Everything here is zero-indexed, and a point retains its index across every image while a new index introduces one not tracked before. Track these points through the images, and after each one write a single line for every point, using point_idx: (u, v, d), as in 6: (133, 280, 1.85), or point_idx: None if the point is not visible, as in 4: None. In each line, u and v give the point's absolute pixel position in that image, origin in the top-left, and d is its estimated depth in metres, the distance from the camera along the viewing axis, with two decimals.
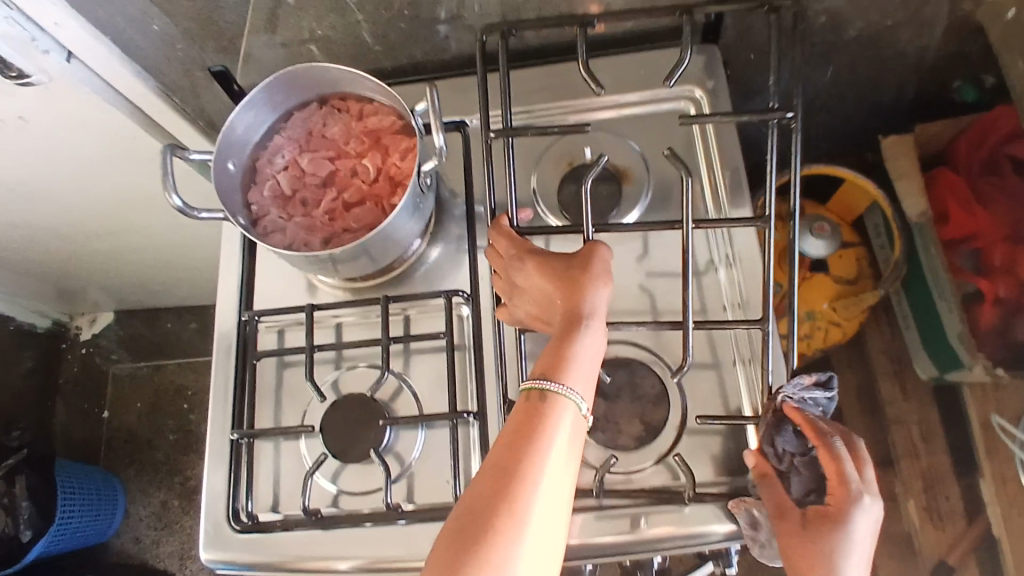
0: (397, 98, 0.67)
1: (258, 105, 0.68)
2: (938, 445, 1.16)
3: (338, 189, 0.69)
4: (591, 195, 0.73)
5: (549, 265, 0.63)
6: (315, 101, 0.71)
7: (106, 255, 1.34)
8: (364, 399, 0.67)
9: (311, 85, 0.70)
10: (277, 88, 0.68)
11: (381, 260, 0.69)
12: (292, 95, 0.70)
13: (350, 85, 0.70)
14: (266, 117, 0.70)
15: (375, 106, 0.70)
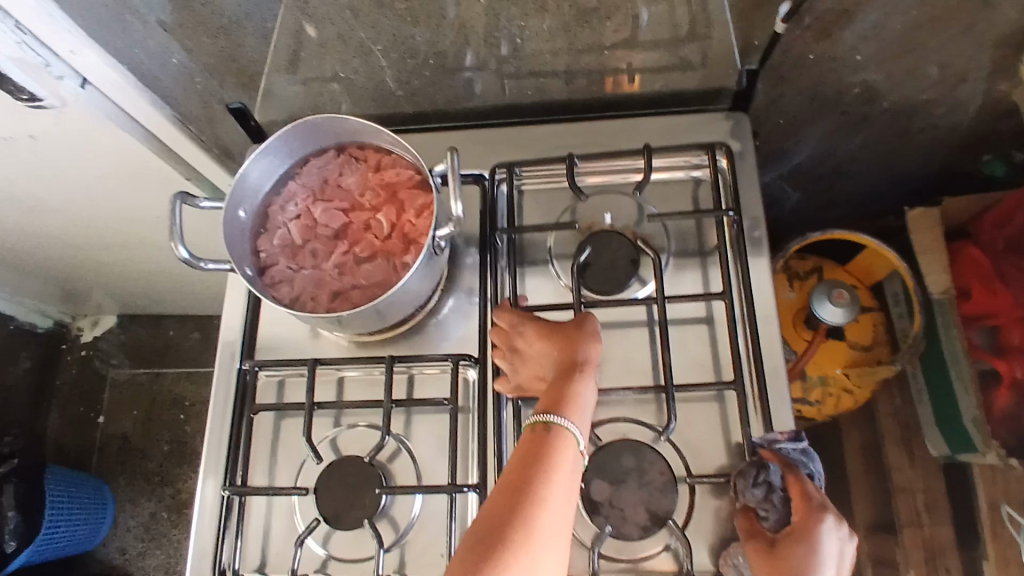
0: (416, 154, 0.66)
1: (275, 152, 0.66)
2: (943, 518, 1.13)
3: (349, 242, 0.67)
4: (609, 261, 0.70)
5: (549, 326, 0.64)
6: (333, 148, 0.70)
7: (113, 263, 1.33)
8: (361, 462, 0.64)
9: (330, 134, 0.68)
10: (295, 136, 0.66)
11: (390, 319, 0.67)
12: (310, 142, 0.68)
13: (369, 135, 0.69)
14: (282, 163, 0.68)
15: (394, 158, 0.68)
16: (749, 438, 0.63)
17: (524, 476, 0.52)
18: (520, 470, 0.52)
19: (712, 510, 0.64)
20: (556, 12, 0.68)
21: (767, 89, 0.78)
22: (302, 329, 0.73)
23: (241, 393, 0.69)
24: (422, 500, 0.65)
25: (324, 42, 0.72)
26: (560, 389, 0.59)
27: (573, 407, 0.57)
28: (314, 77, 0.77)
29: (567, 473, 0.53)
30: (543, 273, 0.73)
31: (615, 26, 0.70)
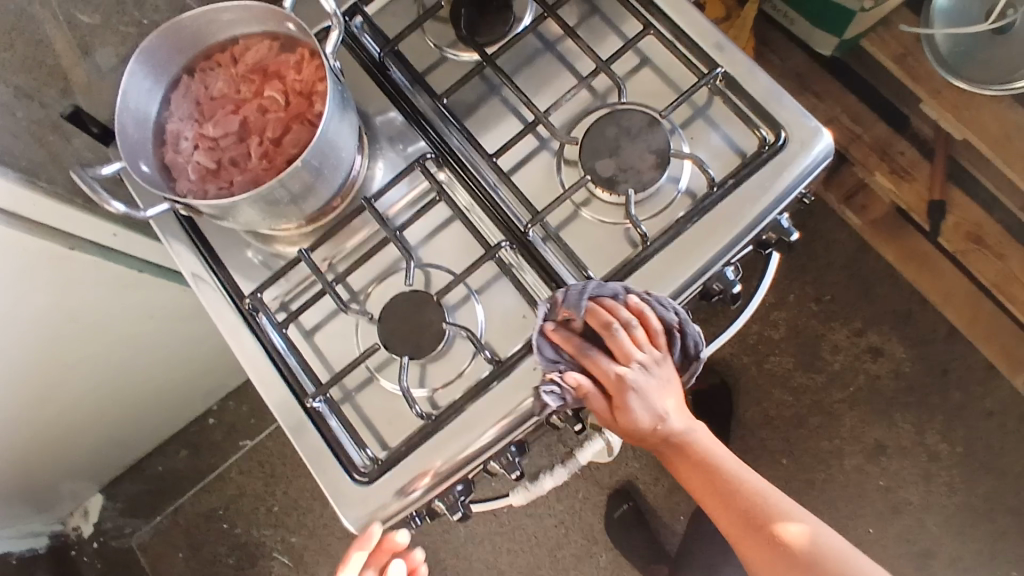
0: (261, 14, 0.65)
1: (133, 98, 0.64)
2: (869, 118, 1.21)
3: (257, 133, 0.65)
4: (485, 13, 0.72)
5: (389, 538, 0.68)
6: (183, 74, 0.67)
7: (64, 434, 1.23)
8: (405, 294, 0.66)
9: (171, 57, 0.66)
10: (141, 71, 0.64)
11: (339, 170, 0.66)
12: (160, 77, 0.66)
13: (207, 37, 0.67)
14: (147, 111, 0.66)
15: (243, 43, 0.67)
16: (741, 61, 0.67)
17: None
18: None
19: (702, 128, 0.67)
20: None
21: None
22: (270, 256, 0.72)
23: (260, 331, 0.69)
24: (478, 294, 0.67)
25: None
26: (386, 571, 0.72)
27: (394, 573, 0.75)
28: (121, 45, 0.75)
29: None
30: (446, 67, 0.73)
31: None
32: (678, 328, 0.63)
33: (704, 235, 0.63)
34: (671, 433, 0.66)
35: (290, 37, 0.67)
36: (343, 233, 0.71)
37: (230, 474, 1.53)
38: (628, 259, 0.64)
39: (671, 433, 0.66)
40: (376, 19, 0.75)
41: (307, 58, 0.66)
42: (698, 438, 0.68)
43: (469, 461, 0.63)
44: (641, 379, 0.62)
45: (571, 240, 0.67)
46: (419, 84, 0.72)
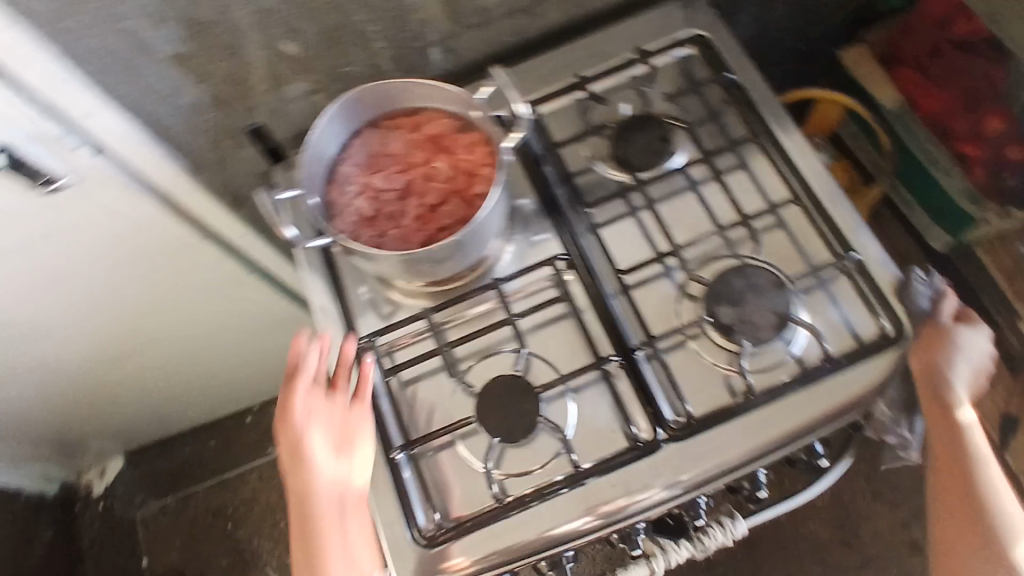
0: (452, 94, 0.71)
1: (321, 138, 0.70)
2: None
3: (417, 196, 0.71)
4: (645, 142, 0.77)
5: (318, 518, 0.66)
6: (367, 126, 0.74)
7: (115, 393, 1.29)
8: (509, 378, 0.68)
9: (362, 109, 0.72)
10: (335, 117, 0.70)
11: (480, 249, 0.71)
12: (348, 124, 0.72)
13: (397, 99, 0.73)
14: (328, 150, 0.72)
15: (427, 113, 0.73)
16: (877, 249, 0.71)
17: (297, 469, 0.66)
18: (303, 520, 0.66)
19: (824, 300, 0.70)
20: None
21: None
22: (389, 304, 0.76)
23: (365, 371, 0.72)
24: (573, 395, 0.69)
25: (319, 51, 0.77)
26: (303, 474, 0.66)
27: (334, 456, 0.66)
28: (316, 83, 0.80)
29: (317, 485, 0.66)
30: (593, 176, 0.78)
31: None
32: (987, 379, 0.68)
33: (804, 405, 0.65)
34: (955, 412, 0.66)
35: (469, 119, 0.73)
36: (464, 300, 0.75)
37: (250, 476, 1.55)
38: (726, 408, 0.66)
39: (957, 406, 0.66)
40: (545, 117, 0.81)
41: (480, 142, 0.71)
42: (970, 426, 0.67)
43: (527, 555, 0.64)
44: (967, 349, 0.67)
45: (676, 370, 0.69)
46: (569, 187, 0.77)
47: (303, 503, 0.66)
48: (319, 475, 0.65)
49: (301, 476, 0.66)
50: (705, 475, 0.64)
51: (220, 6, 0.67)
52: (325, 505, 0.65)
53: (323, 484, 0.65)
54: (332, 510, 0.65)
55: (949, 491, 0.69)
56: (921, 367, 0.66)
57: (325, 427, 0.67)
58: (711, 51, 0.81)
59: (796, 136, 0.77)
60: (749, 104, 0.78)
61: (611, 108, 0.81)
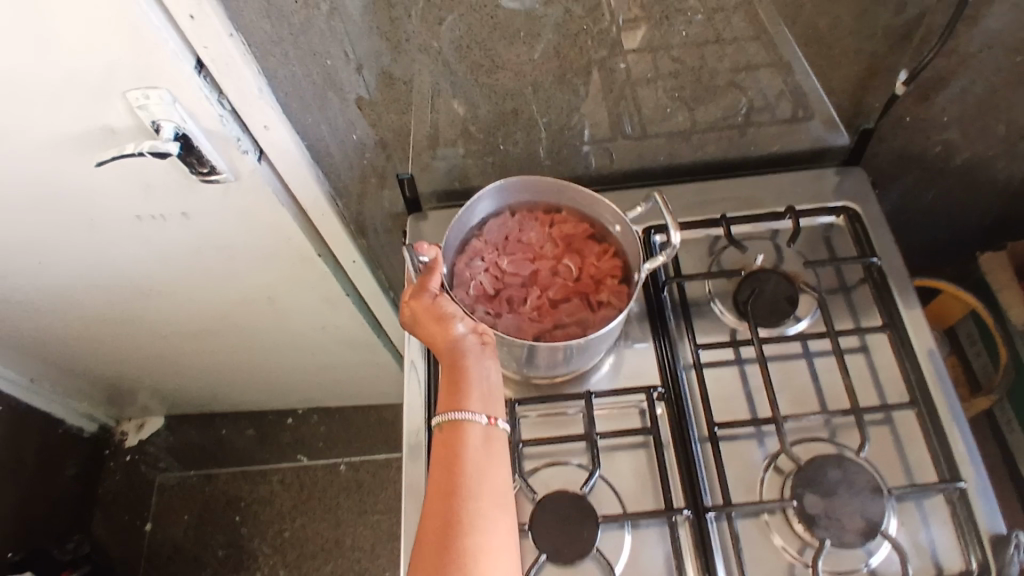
0: (598, 204, 0.73)
1: (466, 209, 0.72)
2: None
3: (540, 287, 0.72)
4: (771, 298, 0.76)
5: (427, 316, 0.65)
6: (506, 211, 0.76)
7: (181, 360, 1.33)
8: (574, 496, 0.67)
9: (507, 194, 0.75)
10: (484, 195, 0.73)
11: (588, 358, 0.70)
12: (491, 203, 0.75)
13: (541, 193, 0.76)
14: (466, 223, 0.74)
15: (565, 214, 0.76)
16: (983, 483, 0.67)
17: (449, 472, 0.56)
18: (441, 500, 0.55)
19: (916, 518, 0.67)
20: (690, 88, 0.77)
21: (877, 140, 0.89)
22: None
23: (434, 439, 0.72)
24: (631, 529, 0.67)
25: (486, 126, 0.80)
26: (457, 375, 0.62)
27: (470, 391, 0.61)
28: (471, 151, 0.84)
29: (487, 474, 0.57)
30: (708, 316, 0.78)
31: (773, 76, 0.77)
32: None
33: None
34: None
35: (605, 230, 0.74)
36: (547, 401, 0.74)
37: (271, 477, 1.56)
38: None
39: None
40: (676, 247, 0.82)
41: (612, 254, 0.73)
42: None
43: None
44: None
45: (743, 542, 0.66)
46: (684, 320, 0.77)
47: (457, 390, 0.61)
48: (475, 367, 0.62)
49: (457, 370, 0.62)
50: None
51: (417, 64, 0.71)
52: (481, 388, 0.61)
53: (479, 377, 0.62)
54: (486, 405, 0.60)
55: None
56: None
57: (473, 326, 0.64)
58: (859, 229, 0.81)
59: (924, 338, 0.75)
60: (885, 292, 0.77)
61: (745, 255, 0.81)
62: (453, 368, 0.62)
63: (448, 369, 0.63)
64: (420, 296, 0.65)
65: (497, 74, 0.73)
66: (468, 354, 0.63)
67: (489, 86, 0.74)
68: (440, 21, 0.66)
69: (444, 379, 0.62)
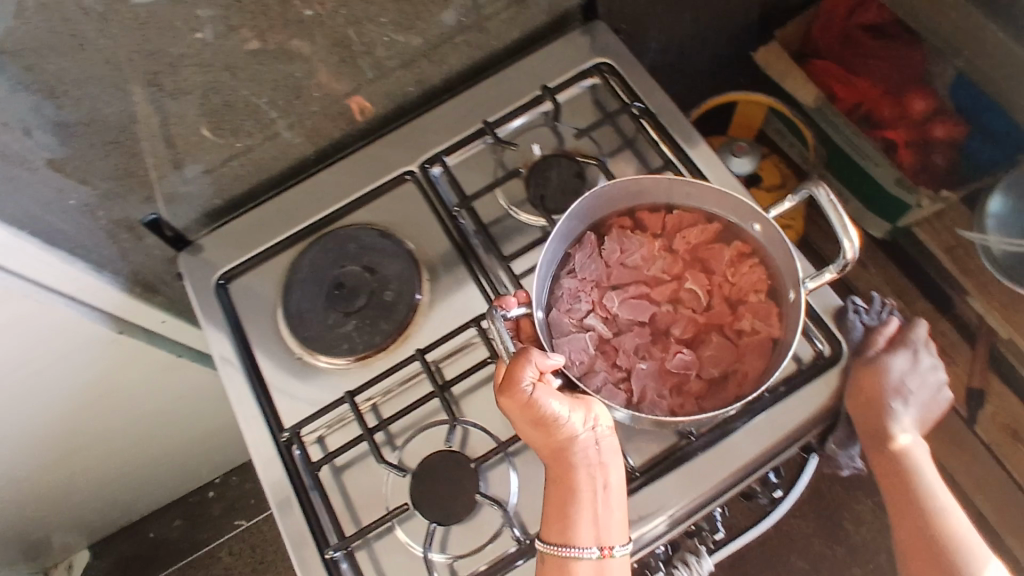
0: (721, 202, 0.66)
1: (555, 244, 0.65)
2: (912, 297, 1.26)
3: (663, 322, 0.66)
4: (560, 183, 0.75)
5: (526, 422, 0.59)
6: (588, 232, 0.68)
7: (63, 493, 1.22)
8: (442, 456, 0.64)
9: (598, 210, 0.68)
10: (572, 217, 0.66)
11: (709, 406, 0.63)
12: (573, 230, 0.67)
13: (645, 198, 0.69)
14: (558, 260, 0.66)
15: (678, 220, 0.68)
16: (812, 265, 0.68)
17: None
18: None
19: None
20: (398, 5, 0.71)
21: None
22: (315, 383, 0.71)
23: (292, 464, 0.68)
24: (511, 458, 0.66)
25: (210, 132, 0.73)
26: (562, 489, 0.59)
27: (575, 516, 0.58)
28: (211, 162, 0.77)
29: None
30: (511, 224, 0.75)
31: None
32: (930, 387, 0.65)
33: (746, 442, 0.63)
34: (892, 443, 0.63)
35: (731, 232, 0.68)
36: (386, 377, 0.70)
37: (221, 553, 1.49)
38: (669, 453, 0.64)
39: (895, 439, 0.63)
40: (454, 168, 0.78)
41: (745, 260, 0.66)
42: (915, 453, 0.64)
43: None
44: (901, 371, 0.64)
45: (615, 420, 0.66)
46: (487, 239, 0.73)
47: (562, 510, 0.58)
48: (582, 481, 0.58)
49: (563, 485, 0.59)
50: (652, 527, 0.62)
51: (89, 94, 0.64)
52: (588, 509, 0.58)
53: (590, 490, 0.58)
54: (594, 534, 0.58)
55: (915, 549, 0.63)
56: (858, 413, 0.63)
57: (581, 432, 0.59)
58: (616, 80, 0.79)
59: (709, 158, 0.75)
60: (659, 131, 0.76)
61: (521, 149, 0.78)
62: (558, 480, 0.59)
63: (555, 478, 0.59)
64: (514, 400, 0.58)
65: (181, 73, 0.66)
66: (578, 465, 0.59)
67: (185, 88, 0.68)
68: (80, 44, 0.59)
69: (551, 490, 0.60)
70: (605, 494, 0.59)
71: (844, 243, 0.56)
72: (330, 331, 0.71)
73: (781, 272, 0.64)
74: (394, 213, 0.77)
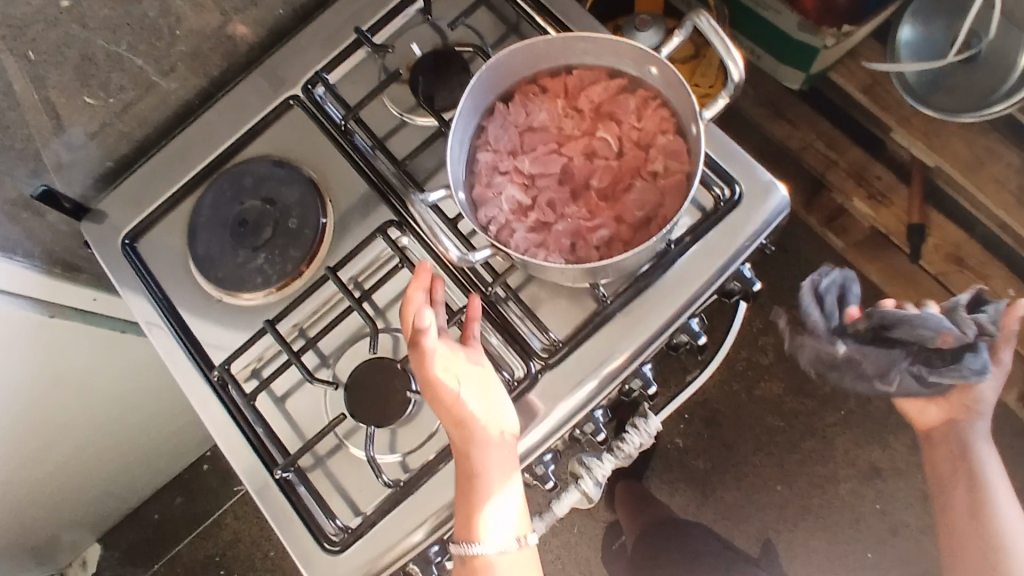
0: (618, 48, 0.58)
1: (462, 117, 0.58)
2: (844, 145, 1.26)
3: (583, 178, 0.60)
4: (444, 78, 0.72)
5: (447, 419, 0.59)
6: (497, 100, 0.61)
7: (54, 493, 1.23)
8: (371, 362, 0.66)
9: (501, 78, 0.60)
10: (478, 87, 0.58)
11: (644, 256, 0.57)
12: (479, 101, 0.60)
13: (542, 59, 0.61)
14: (467, 135, 0.60)
15: (580, 72, 0.61)
16: None
17: None
18: None
19: None
20: None
21: None
22: (241, 319, 0.71)
23: (230, 402, 0.68)
24: None
25: (77, 91, 0.71)
26: (469, 496, 0.59)
27: (477, 525, 0.59)
28: (91, 122, 0.75)
29: None
30: (405, 130, 0.74)
31: None
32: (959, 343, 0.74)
33: (660, 294, 0.64)
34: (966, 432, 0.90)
35: (635, 77, 0.60)
36: (306, 301, 0.70)
37: (226, 519, 1.53)
38: (590, 319, 0.65)
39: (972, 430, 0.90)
40: (339, 85, 0.76)
41: (649, 102, 0.59)
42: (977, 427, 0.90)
43: (437, 528, 0.63)
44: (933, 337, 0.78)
45: (534, 300, 0.67)
46: (380, 149, 0.72)
47: (468, 515, 0.59)
48: (489, 490, 0.59)
49: (472, 490, 0.59)
50: (588, 391, 0.64)
51: None
52: (491, 517, 0.60)
53: (496, 499, 0.59)
54: (503, 534, 0.61)
55: (936, 466, 0.93)
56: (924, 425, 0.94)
57: (494, 440, 0.59)
58: None
59: (589, 26, 0.74)
60: (535, 9, 0.74)
61: (401, 53, 0.76)
62: (466, 485, 0.59)
63: (464, 480, 0.59)
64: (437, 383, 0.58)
65: (28, 34, 0.64)
66: (486, 469, 0.59)
67: (36, 49, 0.65)
68: None
69: (460, 490, 0.60)
70: (506, 497, 0.60)
71: (730, 67, 0.52)
72: (241, 268, 0.71)
73: (679, 104, 0.57)
74: (287, 140, 0.76)
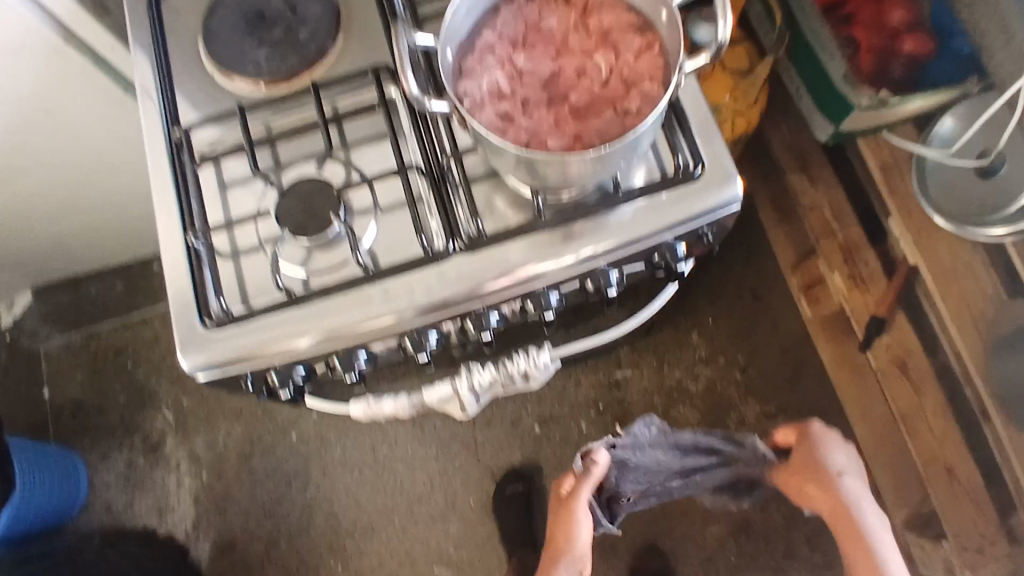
0: None
1: None
2: (847, 219, 1.30)
3: (564, 91, 0.61)
4: None
5: None
6: None
7: (11, 224, 1.27)
8: (313, 179, 0.69)
9: None
10: None
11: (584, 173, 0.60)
12: None
13: None
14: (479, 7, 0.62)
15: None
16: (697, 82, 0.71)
17: None
18: None
19: None
20: None
21: None
22: (220, 98, 0.75)
23: (178, 162, 0.72)
24: (377, 205, 0.70)
25: None
26: None
27: None
28: None
29: None
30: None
31: None
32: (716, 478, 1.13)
33: (591, 226, 0.67)
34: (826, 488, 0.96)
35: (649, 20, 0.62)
36: (282, 106, 0.74)
37: (154, 321, 1.58)
38: (521, 224, 0.68)
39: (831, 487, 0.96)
40: None
41: (651, 46, 0.61)
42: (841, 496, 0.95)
43: (309, 344, 0.67)
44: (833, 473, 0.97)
45: (481, 189, 0.70)
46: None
47: None
48: None
49: None
50: (490, 283, 0.66)
51: None
52: None
53: None
54: None
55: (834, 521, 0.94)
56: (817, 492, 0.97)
57: None
58: None
59: None
60: None
61: None
62: None
63: None
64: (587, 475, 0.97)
65: None
66: None
67: None
68: None
69: None
70: None
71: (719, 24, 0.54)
72: (241, 53, 0.74)
73: (673, 54, 0.59)
74: None
